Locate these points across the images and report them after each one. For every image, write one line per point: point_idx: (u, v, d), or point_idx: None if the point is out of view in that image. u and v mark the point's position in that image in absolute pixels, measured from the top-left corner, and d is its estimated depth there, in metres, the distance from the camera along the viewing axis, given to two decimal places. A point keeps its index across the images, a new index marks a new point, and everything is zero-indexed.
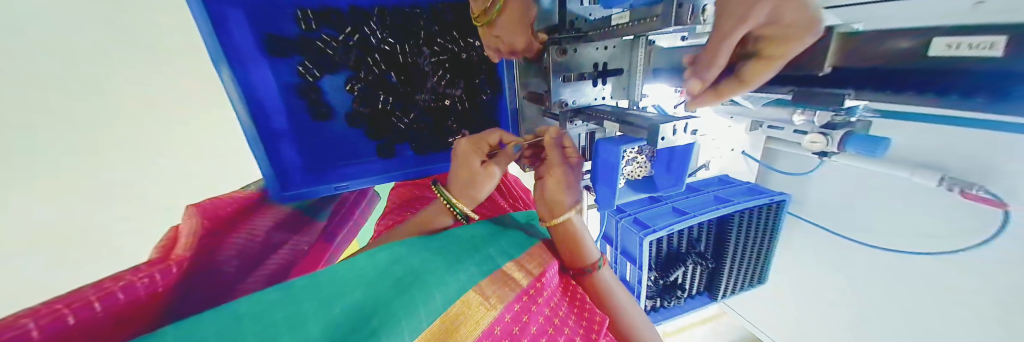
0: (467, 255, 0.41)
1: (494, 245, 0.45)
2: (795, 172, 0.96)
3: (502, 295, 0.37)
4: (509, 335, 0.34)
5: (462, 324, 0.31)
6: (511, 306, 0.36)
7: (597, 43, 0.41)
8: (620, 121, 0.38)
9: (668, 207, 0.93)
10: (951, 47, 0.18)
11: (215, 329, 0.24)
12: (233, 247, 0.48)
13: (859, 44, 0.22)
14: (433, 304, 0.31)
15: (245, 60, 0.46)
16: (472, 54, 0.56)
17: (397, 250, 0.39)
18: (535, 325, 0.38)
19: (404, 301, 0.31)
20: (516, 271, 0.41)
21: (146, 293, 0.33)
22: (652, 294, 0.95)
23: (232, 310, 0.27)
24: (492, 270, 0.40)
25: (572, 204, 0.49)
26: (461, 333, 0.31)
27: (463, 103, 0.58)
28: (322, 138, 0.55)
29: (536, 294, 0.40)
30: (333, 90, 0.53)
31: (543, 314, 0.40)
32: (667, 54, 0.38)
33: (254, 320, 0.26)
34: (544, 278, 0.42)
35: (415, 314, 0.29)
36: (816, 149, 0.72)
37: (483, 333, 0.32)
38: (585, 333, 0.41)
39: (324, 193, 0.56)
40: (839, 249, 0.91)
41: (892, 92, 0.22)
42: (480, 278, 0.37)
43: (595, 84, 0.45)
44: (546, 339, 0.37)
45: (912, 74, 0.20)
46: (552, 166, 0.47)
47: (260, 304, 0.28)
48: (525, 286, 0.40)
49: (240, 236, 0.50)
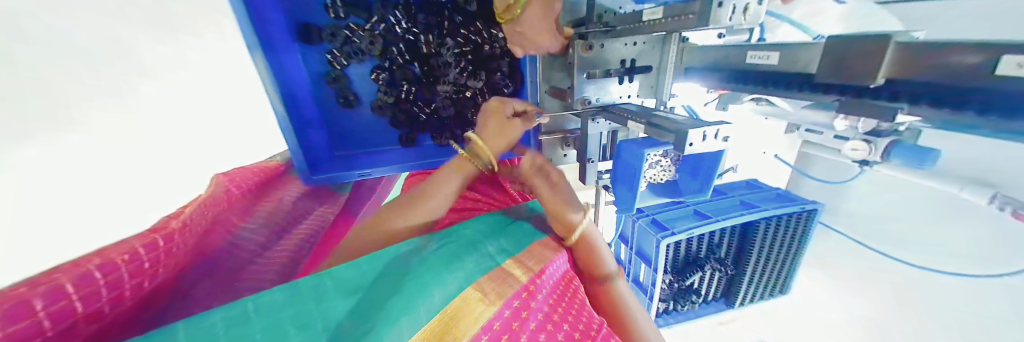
0: (467, 252, 0.42)
1: (494, 242, 0.46)
2: (829, 180, 0.92)
3: (501, 291, 0.37)
4: (509, 330, 0.34)
5: (462, 317, 0.33)
6: (510, 302, 0.36)
7: (625, 39, 0.39)
8: (647, 123, 0.36)
9: (690, 210, 0.90)
10: (1021, 66, 0.15)
11: (225, 327, 0.27)
12: (261, 214, 0.51)
13: (920, 56, 0.20)
14: (430, 301, 0.33)
15: (278, 48, 0.47)
16: (496, 46, 0.54)
17: (398, 250, 0.41)
18: (534, 321, 0.37)
19: (402, 298, 0.32)
20: (516, 268, 0.42)
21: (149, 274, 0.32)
22: (666, 297, 0.93)
23: (241, 310, 0.29)
24: (491, 268, 0.41)
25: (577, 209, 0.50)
26: (458, 331, 0.31)
27: (484, 96, 0.58)
28: (345, 127, 0.57)
29: (535, 291, 0.40)
30: (359, 78, 0.55)
31: (542, 310, 0.40)
32: (702, 53, 0.37)
33: (261, 318, 0.29)
34: (544, 273, 0.42)
35: (410, 311, 0.31)
36: (856, 157, 0.68)
37: (483, 329, 0.33)
38: (584, 329, 0.40)
39: (350, 178, 0.57)
40: (875, 265, 0.85)
41: (947, 111, 0.20)
42: (478, 275, 0.38)
43: (621, 82, 0.43)
44: (544, 335, 0.37)
45: (974, 95, 0.18)
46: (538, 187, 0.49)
47: (265, 302, 0.30)
48: (525, 283, 0.40)
49: (269, 204, 0.53)
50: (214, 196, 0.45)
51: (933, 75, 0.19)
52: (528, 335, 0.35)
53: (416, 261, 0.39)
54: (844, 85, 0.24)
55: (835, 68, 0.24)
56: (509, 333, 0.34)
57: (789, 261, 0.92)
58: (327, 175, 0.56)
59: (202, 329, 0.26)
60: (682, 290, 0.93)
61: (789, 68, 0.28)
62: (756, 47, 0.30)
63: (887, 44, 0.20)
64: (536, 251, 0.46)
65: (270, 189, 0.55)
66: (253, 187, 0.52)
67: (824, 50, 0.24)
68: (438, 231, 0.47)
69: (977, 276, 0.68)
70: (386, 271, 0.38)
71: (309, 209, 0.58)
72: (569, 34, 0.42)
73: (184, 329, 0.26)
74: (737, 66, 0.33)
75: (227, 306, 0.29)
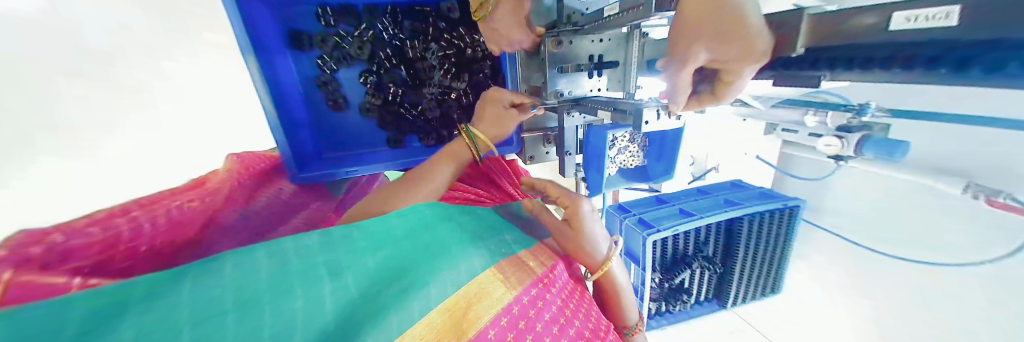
0: (487, 235, 0.43)
1: (511, 231, 0.47)
2: (811, 178, 0.94)
3: (520, 279, 0.37)
4: (525, 317, 0.34)
5: (485, 297, 0.33)
6: (528, 289, 0.37)
7: (592, 35, 0.42)
8: (613, 109, 0.38)
9: (676, 209, 0.92)
10: (909, 20, 0.19)
11: (266, 266, 0.28)
12: (262, 197, 0.50)
13: (824, 29, 0.23)
14: (460, 273, 0.33)
15: (271, 52, 0.50)
16: (477, 50, 0.58)
17: (426, 213, 0.40)
18: (549, 313, 0.37)
19: (434, 267, 0.33)
20: (530, 259, 0.42)
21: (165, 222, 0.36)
22: (657, 296, 0.93)
23: (280, 248, 0.30)
24: (512, 253, 0.41)
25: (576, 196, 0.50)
26: (481, 308, 0.32)
27: (468, 96, 0.61)
28: (334, 128, 0.60)
29: (549, 283, 0.40)
30: (348, 82, 0.58)
31: (557, 302, 0.39)
32: (661, 45, 0.40)
33: (301, 260, 0.29)
34: (557, 268, 0.42)
35: (442, 280, 0.31)
36: (832, 152, 0.69)
37: (501, 311, 0.33)
38: (591, 331, 0.40)
39: (340, 176, 0.59)
40: (860, 259, 0.87)
41: (864, 71, 0.23)
42: (501, 258, 0.39)
43: (591, 76, 0.46)
44: (558, 328, 0.37)
45: (887, 50, 0.21)
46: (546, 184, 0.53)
47: (307, 245, 0.31)
48: (540, 274, 0.40)
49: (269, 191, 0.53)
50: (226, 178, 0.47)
51: (837, 45, 0.23)
52: (542, 325, 0.35)
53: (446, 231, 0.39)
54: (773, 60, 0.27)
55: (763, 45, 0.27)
56: (524, 320, 0.34)
57: (777, 257, 0.93)
58: (316, 174, 0.58)
59: (249, 263, 0.27)
60: (672, 290, 0.94)
61: None
62: None
63: (800, 18, 0.24)
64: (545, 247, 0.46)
65: (269, 180, 0.55)
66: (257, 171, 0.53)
67: None
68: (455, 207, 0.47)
69: (956, 264, 0.70)
70: (415, 233, 0.37)
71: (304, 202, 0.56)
72: (540, 32, 0.45)
73: (226, 264, 0.27)
74: None
75: (272, 244, 0.30)
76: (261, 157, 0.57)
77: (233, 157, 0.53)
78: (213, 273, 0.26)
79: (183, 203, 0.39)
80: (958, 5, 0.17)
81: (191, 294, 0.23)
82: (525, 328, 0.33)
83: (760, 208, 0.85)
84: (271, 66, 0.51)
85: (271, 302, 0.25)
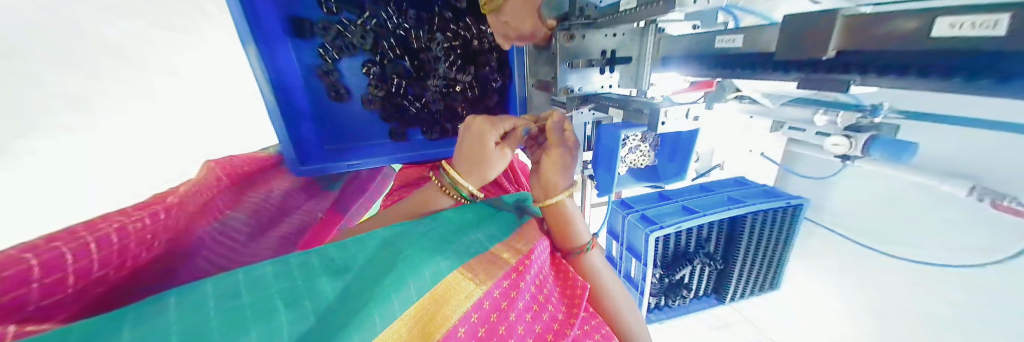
0: (456, 237, 0.44)
1: (483, 228, 0.48)
2: (815, 177, 0.93)
3: (490, 273, 0.40)
4: (497, 309, 0.37)
5: (452, 296, 0.35)
6: (499, 282, 0.39)
7: (606, 30, 0.41)
8: (625, 107, 0.38)
9: (680, 205, 0.92)
10: (954, 27, 0.17)
11: (215, 298, 0.28)
12: (249, 203, 0.52)
13: (864, 28, 0.22)
14: (421, 280, 0.34)
15: (272, 41, 0.49)
16: (484, 42, 0.57)
17: (388, 231, 0.41)
18: (523, 300, 0.41)
19: (395, 278, 0.33)
20: (504, 252, 0.44)
21: (131, 239, 0.34)
22: (656, 292, 0.94)
23: (232, 283, 0.30)
24: (479, 251, 0.43)
25: (566, 187, 0.51)
26: (445, 311, 0.34)
27: (473, 89, 0.59)
28: (335, 119, 0.58)
29: (524, 271, 0.43)
30: (351, 72, 0.56)
31: (530, 291, 0.43)
32: (677, 41, 0.38)
33: (252, 291, 0.30)
34: (532, 256, 0.45)
35: (403, 289, 0.32)
36: (839, 152, 0.68)
37: (472, 308, 0.35)
38: (567, 310, 0.45)
39: (339, 169, 0.58)
40: (860, 258, 0.87)
41: (896, 75, 0.22)
42: (468, 258, 0.40)
43: (602, 72, 0.45)
44: (530, 314, 0.41)
45: (926, 55, 0.19)
46: (550, 147, 0.48)
47: (256, 279, 0.31)
48: (513, 264, 0.42)
49: (258, 194, 0.54)
50: (204, 179, 0.46)
51: (870, 47, 0.22)
52: (516, 313, 0.39)
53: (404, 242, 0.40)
54: (801, 60, 0.26)
55: (799, 48, 0.25)
56: (498, 312, 0.37)
57: (778, 255, 0.93)
58: (317, 166, 0.57)
59: (196, 298, 0.28)
60: (672, 285, 0.94)
61: (751, 47, 0.30)
62: (724, 32, 0.32)
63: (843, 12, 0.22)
64: (524, 234, 0.49)
65: (259, 181, 0.55)
66: (245, 175, 0.52)
67: (781, 31, 0.26)
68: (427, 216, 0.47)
69: (948, 265, 0.72)
70: (374, 250, 0.38)
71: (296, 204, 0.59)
72: (552, 26, 0.44)
73: (173, 300, 0.27)
74: (710, 49, 0.34)
75: (218, 279, 0.30)
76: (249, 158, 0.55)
77: (214, 162, 0.50)
78: (157, 311, 0.26)
79: (133, 220, 0.35)
80: (1007, 13, 0.15)
81: (138, 328, 0.23)
82: (497, 320, 0.37)
83: (763, 206, 0.84)
84: (271, 54, 0.49)
85: (226, 328, 0.25)
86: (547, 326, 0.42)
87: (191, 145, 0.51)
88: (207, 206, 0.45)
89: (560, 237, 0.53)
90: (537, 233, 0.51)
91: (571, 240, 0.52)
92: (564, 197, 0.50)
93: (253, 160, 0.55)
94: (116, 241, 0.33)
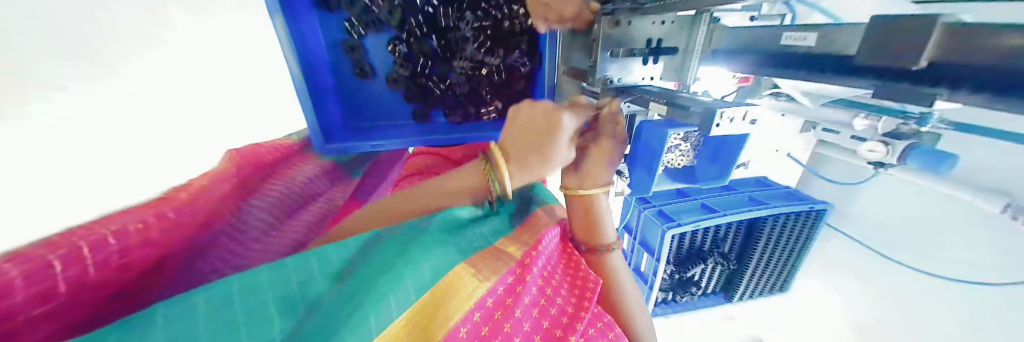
0: (460, 232, 0.44)
1: (487, 222, 0.48)
2: (842, 182, 0.90)
3: (495, 269, 0.39)
4: (501, 306, 0.37)
5: (454, 294, 0.35)
6: (504, 279, 0.38)
7: (653, 17, 0.38)
8: (670, 103, 0.36)
9: (698, 203, 0.90)
10: None
11: (206, 308, 0.28)
12: (272, 192, 0.52)
13: (964, 38, 0.19)
14: (421, 277, 0.34)
15: (298, 12, 0.47)
16: (515, 23, 0.54)
17: (382, 232, 0.41)
18: (528, 296, 0.40)
19: (390, 278, 0.33)
20: (509, 246, 0.44)
21: (152, 238, 0.35)
22: (665, 287, 0.94)
23: (222, 285, 0.30)
24: (484, 246, 0.43)
25: (604, 184, 0.50)
26: (449, 309, 0.33)
27: (500, 73, 0.57)
28: (358, 97, 0.57)
29: (530, 265, 0.42)
30: (375, 49, 0.54)
31: (536, 287, 0.42)
32: (732, 33, 0.35)
33: (245, 297, 0.29)
34: (540, 247, 0.44)
35: (401, 287, 0.32)
36: (873, 158, 0.65)
37: (474, 307, 0.35)
38: (576, 302, 0.43)
39: (363, 149, 0.56)
40: (878, 268, 0.85)
41: (992, 95, 0.20)
42: (470, 254, 0.40)
43: (645, 63, 0.43)
44: (536, 309, 0.40)
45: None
46: (602, 137, 0.46)
47: (250, 284, 0.31)
48: (518, 259, 0.42)
49: (280, 183, 0.54)
50: (224, 172, 0.47)
51: (973, 58, 0.19)
52: (521, 310, 0.38)
53: (403, 239, 0.40)
54: (877, 67, 0.24)
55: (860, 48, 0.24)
56: (500, 310, 0.37)
57: (792, 259, 0.92)
58: (342, 145, 0.56)
59: (182, 313, 0.27)
60: (682, 282, 0.94)
61: (828, 50, 0.27)
62: (790, 28, 0.30)
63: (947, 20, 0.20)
64: (530, 227, 0.48)
65: (280, 169, 0.55)
66: (267, 163, 0.54)
67: (868, 29, 0.24)
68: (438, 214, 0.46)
69: (972, 281, 0.69)
70: (370, 249, 0.39)
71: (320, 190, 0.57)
72: (596, 9, 0.41)
73: (162, 316, 0.27)
74: (773, 47, 0.32)
75: (210, 288, 0.30)
76: (277, 146, 0.57)
77: (234, 152, 0.51)
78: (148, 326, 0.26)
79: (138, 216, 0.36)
80: None
81: None
82: (501, 318, 0.36)
83: (784, 209, 0.82)
84: (296, 26, 0.47)
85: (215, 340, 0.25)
86: (555, 321, 0.41)
87: (220, 133, 0.53)
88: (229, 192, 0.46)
89: (585, 233, 0.51)
90: (546, 222, 0.50)
91: (597, 237, 0.51)
92: (600, 192, 0.50)
93: (271, 149, 0.56)
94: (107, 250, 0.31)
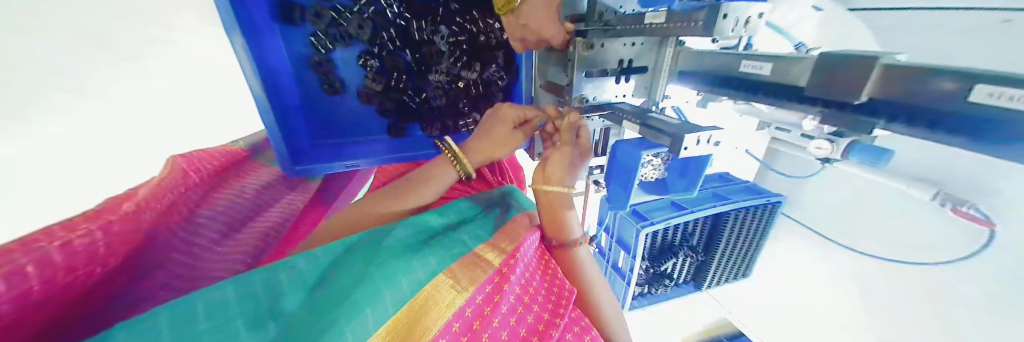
0: (438, 240, 0.45)
1: (467, 229, 0.49)
2: (794, 175, 0.96)
3: (473, 278, 0.40)
4: (480, 316, 0.37)
5: (433, 307, 0.35)
6: (482, 287, 0.39)
7: (625, 39, 0.40)
8: (642, 124, 0.37)
9: (668, 201, 0.94)
10: (992, 96, 0.18)
11: (169, 327, 0.27)
12: (217, 204, 0.49)
13: (897, 79, 0.22)
14: (399, 291, 0.34)
15: (260, 30, 0.44)
16: (491, 37, 0.53)
17: (356, 243, 0.42)
18: (507, 304, 0.40)
19: (367, 292, 0.33)
20: (490, 252, 0.44)
21: (70, 263, 0.30)
22: (641, 281, 0.99)
23: (188, 308, 0.29)
24: (462, 253, 0.43)
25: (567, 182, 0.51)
26: (429, 320, 0.33)
27: (477, 86, 0.57)
28: (328, 112, 0.54)
29: (508, 272, 0.42)
30: (345, 64, 0.52)
31: (515, 292, 0.42)
32: (695, 56, 0.39)
33: (211, 319, 0.29)
34: (518, 253, 0.45)
35: (377, 302, 0.32)
36: (821, 155, 0.70)
37: (454, 316, 0.35)
38: (553, 308, 0.44)
39: (336, 169, 0.56)
40: (827, 251, 0.94)
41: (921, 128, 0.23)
42: (449, 262, 0.41)
43: (618, 81, 0.44)
44: (513, 319, 0.40)
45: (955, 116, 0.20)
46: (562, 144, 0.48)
47: (218, 307, 0.30)
48: (497, 266, 0.42)
49: (227, 194, 0.51)
50: (164, 181, 0.43)
51: (906, 97, 0.22)
52: (499, 318, 0.38)
53: (373, 251, 0.40)
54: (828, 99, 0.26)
55: None
56: (479, 320, 0.37)
57: (753, 247, 1.00)
58: (309, 166, 0.54)
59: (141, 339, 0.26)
60: (657, 276, 0.99)
61: (783, 81, 0.29)
62: (751, 57, 0.32)
63: None
64: (508, 232, 0.48)
65: (232, 174, 0.53)
66: (215, 170, 0.50)
67: (813, 64, 0.26)
68: (407, 218, 0.48)
69: (901, 261, 0.79)
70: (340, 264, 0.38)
71: (274, 195, 0.58)
72: (570, 29, 0.43)
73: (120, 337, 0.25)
74: (725, 74, 0.35)
75: (171, 305, 0.29)
76: (215, 151, 0.52)
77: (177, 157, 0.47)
78: None
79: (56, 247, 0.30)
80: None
81: None
82: (480, 328, 0.36)
83: (746, 204, 0.88)
84: (257, 44, 0.44)
85: None
86: (532, 328, 0.41)
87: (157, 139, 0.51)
88: (174, 198, 0.43)
89: (554, 231, 0.52)
90: (524, 225, 0.51)
91: (564, 232, 0.52)
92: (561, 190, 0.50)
93: (213, 156, 0.51)
94: (38, 275, 0.28)
